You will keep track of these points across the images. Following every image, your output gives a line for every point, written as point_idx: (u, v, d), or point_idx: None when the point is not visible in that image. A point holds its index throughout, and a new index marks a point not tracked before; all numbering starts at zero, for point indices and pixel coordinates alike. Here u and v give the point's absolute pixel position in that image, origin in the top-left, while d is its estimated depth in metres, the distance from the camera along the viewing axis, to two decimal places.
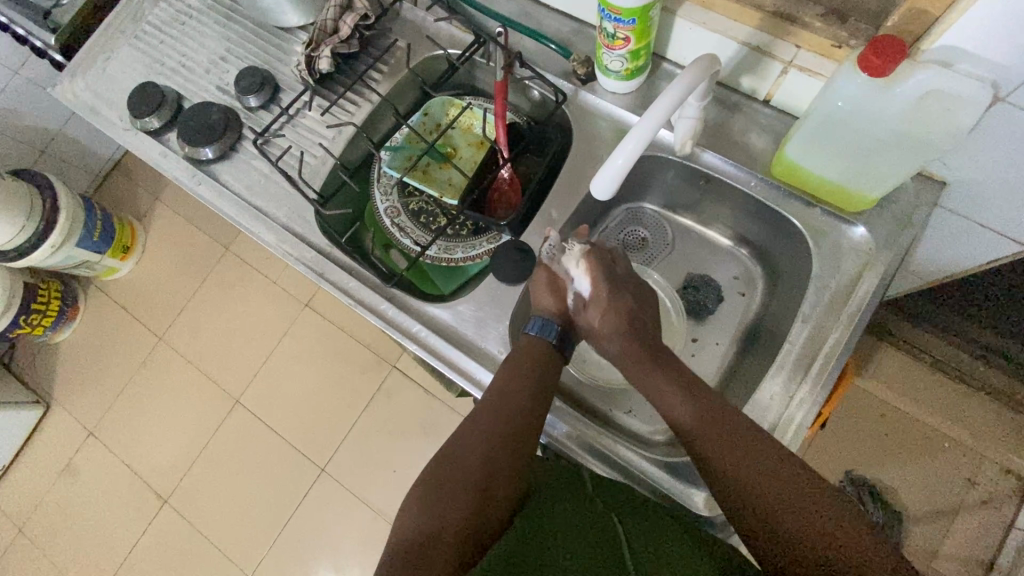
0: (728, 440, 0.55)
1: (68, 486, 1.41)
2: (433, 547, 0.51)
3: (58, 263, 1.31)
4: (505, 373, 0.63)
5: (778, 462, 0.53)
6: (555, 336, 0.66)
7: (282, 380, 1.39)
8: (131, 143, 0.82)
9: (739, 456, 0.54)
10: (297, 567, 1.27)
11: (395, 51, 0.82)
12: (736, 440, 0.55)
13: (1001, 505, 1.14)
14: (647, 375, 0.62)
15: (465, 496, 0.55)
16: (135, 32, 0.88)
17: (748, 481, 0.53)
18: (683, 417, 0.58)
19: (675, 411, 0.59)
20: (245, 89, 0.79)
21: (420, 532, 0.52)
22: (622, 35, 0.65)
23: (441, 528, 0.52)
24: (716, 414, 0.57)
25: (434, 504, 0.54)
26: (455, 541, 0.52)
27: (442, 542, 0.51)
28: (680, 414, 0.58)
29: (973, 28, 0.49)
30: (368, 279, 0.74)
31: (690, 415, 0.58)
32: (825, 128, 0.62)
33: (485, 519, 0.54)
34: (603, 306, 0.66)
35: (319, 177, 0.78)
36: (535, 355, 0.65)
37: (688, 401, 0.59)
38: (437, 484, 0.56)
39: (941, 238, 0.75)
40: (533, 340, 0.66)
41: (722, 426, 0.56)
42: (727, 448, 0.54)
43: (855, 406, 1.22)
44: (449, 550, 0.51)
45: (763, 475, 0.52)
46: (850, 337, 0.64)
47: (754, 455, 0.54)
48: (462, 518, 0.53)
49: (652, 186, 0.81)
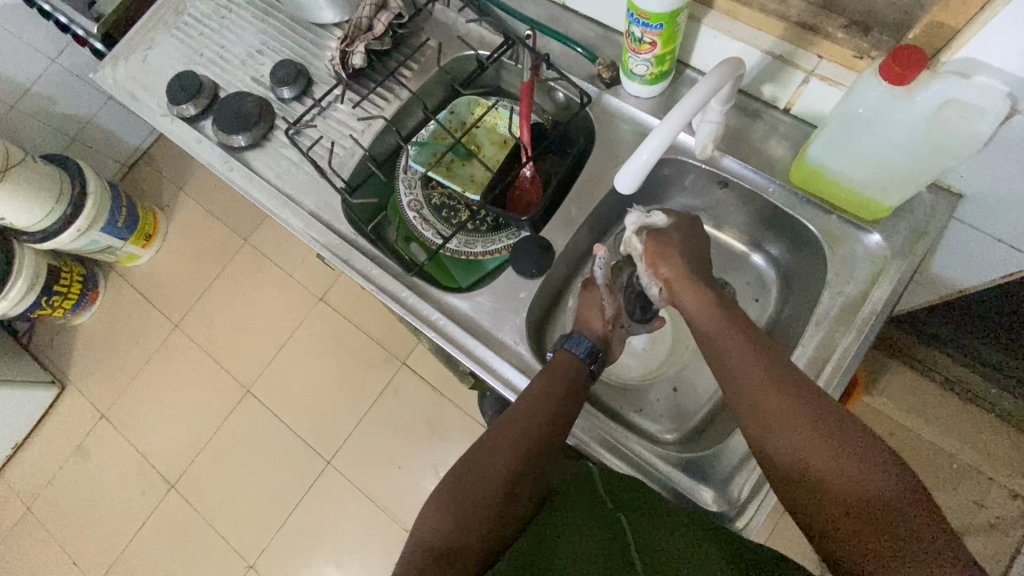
0: (796, 411, 0.52)
1: (77, 467, 1.42)
2: (454, 557, 0.53)
3: (82, 247, 1.34)
4: (538, 382, 0.63)
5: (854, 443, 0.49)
6: (586, 352, 0.66)
7: (294, 372, 1.41)
8: (167, 129, 0.85)
9: (803, 430, 0.51)
10: (298, 558, 1.28)
11: (426, 50, 0.85)
12: (803, 414, 0.51)
13: (1009, 529, 1.13)
14: (716, 340, 0.59)
15: (488, 502, 0.55)
16: (176, 23, 0.92)
17: (808, 456, 0.50)
18: (743, 380, 0.55)
19: (736, 374, 0.56)
20: (279, 81, 0.82)
21: (442, 540, 0.53)
22: (649, 40, 0.67)
23: (463, 537, 0.54)
24: (786, 382, 0.53)
25: (458, 510, 0.55)
26: (474, 550, 0.53)
27: (463, 553, 0.53)
28: (741, 376, 0.55)
29: (993, 40, 0.51)
30: (391, 267, 0.76)
31: (750, 373, 0.55)
32: (848, 131, 0.63)
33: (504, 528, 0.56)
34: (683, 230, 0.67)
35: (347, 167, 0.80)
36: (570, 371, 0.64)
37: (760, 367, 0.55)
38: (461, 489, 0.56)
39: (957, 252, 0.76)
40: (568, 354, 0.66)
41: (794, 398, 0.52)
42: (789, 419, 0.52)
43: (864, 424, 1.23)
44: (469, 560, 0.53)
45: (826, 451, 0.49)
46: (862, 342, 0.65)
47: (819, 428, 0.50)
48: (483, 527, 0.54)
49: (671, 190, 0.83)
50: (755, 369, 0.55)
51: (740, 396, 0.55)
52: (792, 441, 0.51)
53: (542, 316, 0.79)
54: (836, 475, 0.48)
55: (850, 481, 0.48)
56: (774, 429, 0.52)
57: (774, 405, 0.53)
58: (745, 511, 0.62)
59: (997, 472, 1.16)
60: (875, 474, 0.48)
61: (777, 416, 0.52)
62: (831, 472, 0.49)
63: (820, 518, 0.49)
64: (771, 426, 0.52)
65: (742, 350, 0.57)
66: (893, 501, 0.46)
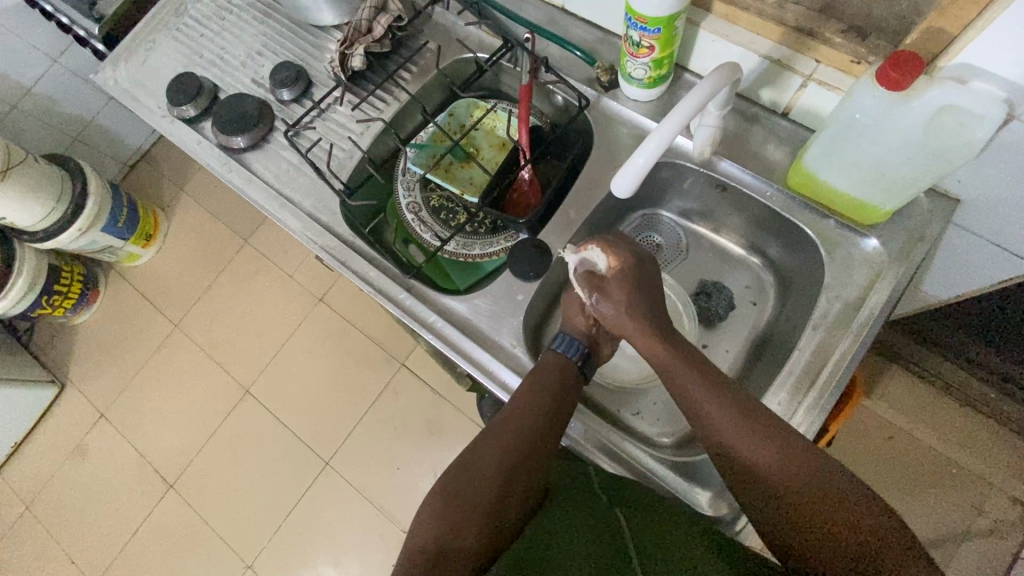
0: (765, 450, 0.53)
1: (76, 466, 1.43)
2: (449, 557, 0.52)
3: (82, 246, 1.35)
4: (528, 385, 0.63)
5: (821, 471, 0.51)
6: (578, 354, 0.67)
7: (293, 372, 1.41)
8: (167, 130, 0.85)
9: (774, 468, 0.52)
10: (296, 559, 1.28)
11: (426, 52, 0.85)
12: (771, 452, 0.52)
13: (1008, 535, 1.13)
14: (676, 379, 0.59)
15: (483, 503, 0.55)
16: (177, 24, 0.92)
17: (784, 493, 0.51)
18: (709, 419, 0.56)
19: (701, 414, 0.57)
20: (279, 83, 0.82)
21: (437, 541, 0.53)
22: (647, 44, 0.67)
23: (458, 537, 0.53)
24: (751, 421, 0.54)
25: (453, 512, 0.55)
26: (470, 550, 0.53)
27: (458, 554, 0.52)
28: (708, 416, 0.56)
29: (992, 45, 0.51)
30: (389, 270, 0.76)
31: (716, 414, 0.56)
32: (841, 139, 0.63)
33: (499, 529, 0.55)
34: (624, 285, 0.64)
35: (345, 170, 0.81)
36: (560, 374, 0.64)
37: (721, 407, 0.55)
38: (456, 492, 0.56)
39: (953, 256, 0.76)
40: (556, 356, 0.66)
41: (760, 436, 0.53)
42: (761, 459, 0.52)
43: (863, 428, 1.23)
44: (465, 560, 0.52)
45: (797, 486, 0.50)
46: (859, 346, 0.65)
47: (788, 464, 0.52)
48: (478, 527, 0.54)
49: (669, 193, 0.83)
50: (718, 410, 0.56)
51: (709, 439, 0.56)
52: (766, 481, 0.52)
53: (539, 318, 0.79)
54: (812, 507, 0.50)
55: (824, 510, 0.49)
56: (747, 469, 0.53)
57: (744, 445, 0.53)
58: (742, 516, 0.62)
59: (997, 477, 1.16)
60: (846, 499, 0.49)
61: (747, 459, 0.53)
62: (807, 506, 0.50)
63: (803, 549, 0.50)
64: (745, 468, 0.53)
65: (701, 387, 0.57)
66: (866, 523, 0.48)
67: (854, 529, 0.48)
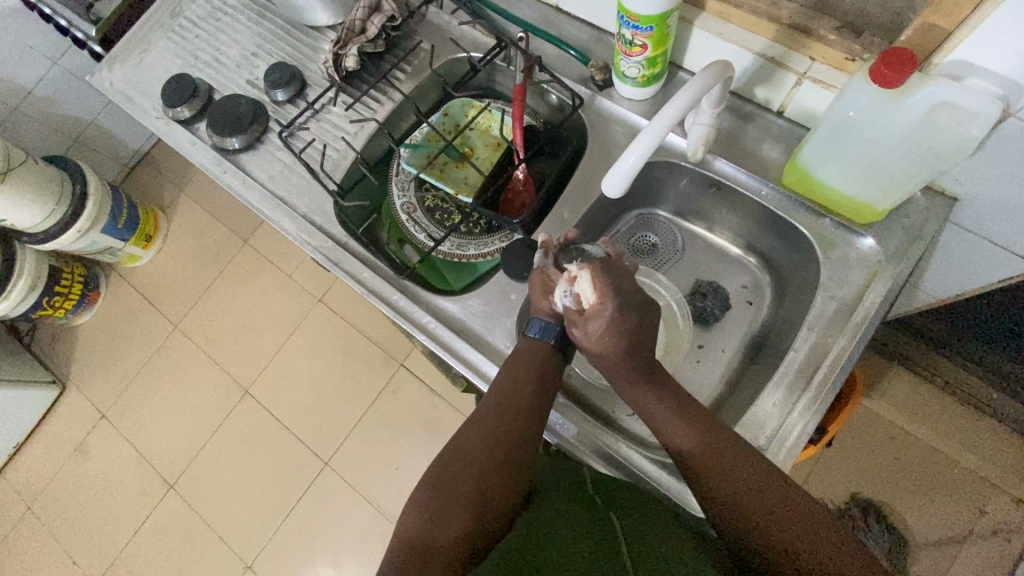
0: (737, 469, 0.54)
1: (78, 466, 1.43)
2: (433, 551, 0.50)
3: (82, 247, 1.35)
4: (506, 373, 0.64)
5: (796, 506, 0.51)
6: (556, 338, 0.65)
7: (292, 372, 1.42)
8: (162, 131, 0.85)
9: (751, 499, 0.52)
10: (295, 558, 1.28)
11: (419, 52, 0.85)
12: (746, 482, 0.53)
13: (1011, 536, 1.12)
14: (654, 415, 0.59)
15: (467, 494, 0.54)
16: (172, 26, 0.92)
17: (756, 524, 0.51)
18: (677, 441, 0.58)
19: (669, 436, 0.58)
20: (273, 84, 0.82)
21: (421, 537, 0.52)
22: (640, 42, 0.66)
23: (440, 531, 0.52)
24: (723, 455, 0.55)
25: (434, 506, 0.54)
26: (455, 542, 0.51)
27: (441, 548, 0.51)
28: (674, 438, 0.58)
29: (984, 44, 0.51)
30: (382, 269, 0.76)
31: (686, 438, 0.57)
32: (837, 138, 0.62)
33: (486, 521, 0.54)
34: (602, 323, 0.60)
35: (339, 170, 0.80)
36: (536, 361, 0.64)
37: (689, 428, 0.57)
38: (439, 486, 0.55)
39: (953, 256, 0.75)
40: (531, 342, 0.65)
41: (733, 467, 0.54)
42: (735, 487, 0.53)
43: (864, 428, 1.22)
44: (448, 552, 0.50)
45: (773, 507, 0.51)
46: (854, 346, 0.64)
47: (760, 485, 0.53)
48: (463, 518, 0.53)
49: (665, 192, 0.82)
50: (693, 441, 0.57)
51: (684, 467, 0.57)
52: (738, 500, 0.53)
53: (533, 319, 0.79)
54: (780, 528, 0.50)
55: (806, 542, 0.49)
56: (716, 485, 0.54)
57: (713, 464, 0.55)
58: None
59: (1001, 478, 1.15)
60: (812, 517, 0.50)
61: (713, 477, 0.54)
62: (770, 518, 0.51)
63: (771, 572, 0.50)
64: (720, 495, 0.54)
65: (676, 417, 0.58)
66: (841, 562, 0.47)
67: (828, 567, 0.47)
